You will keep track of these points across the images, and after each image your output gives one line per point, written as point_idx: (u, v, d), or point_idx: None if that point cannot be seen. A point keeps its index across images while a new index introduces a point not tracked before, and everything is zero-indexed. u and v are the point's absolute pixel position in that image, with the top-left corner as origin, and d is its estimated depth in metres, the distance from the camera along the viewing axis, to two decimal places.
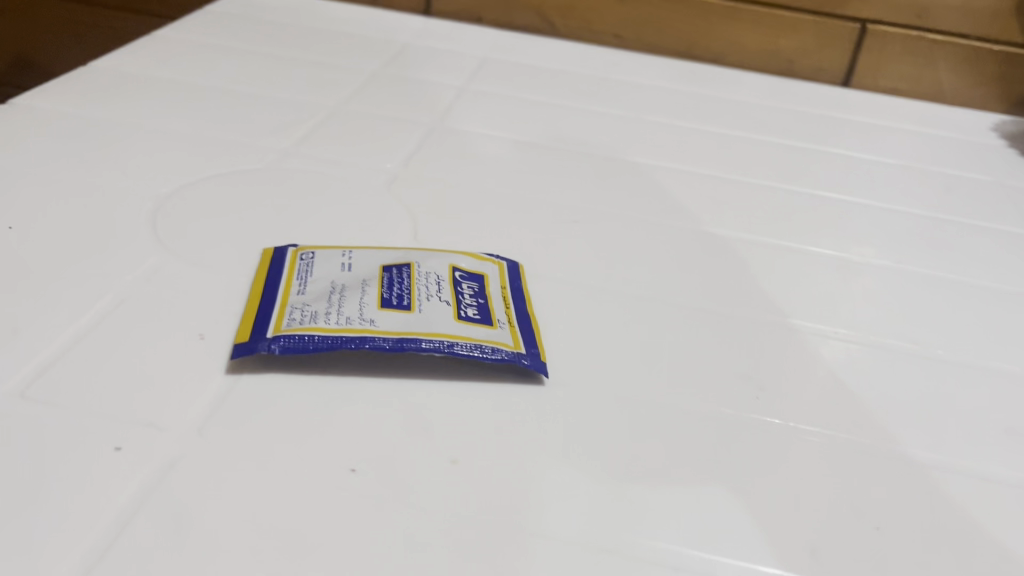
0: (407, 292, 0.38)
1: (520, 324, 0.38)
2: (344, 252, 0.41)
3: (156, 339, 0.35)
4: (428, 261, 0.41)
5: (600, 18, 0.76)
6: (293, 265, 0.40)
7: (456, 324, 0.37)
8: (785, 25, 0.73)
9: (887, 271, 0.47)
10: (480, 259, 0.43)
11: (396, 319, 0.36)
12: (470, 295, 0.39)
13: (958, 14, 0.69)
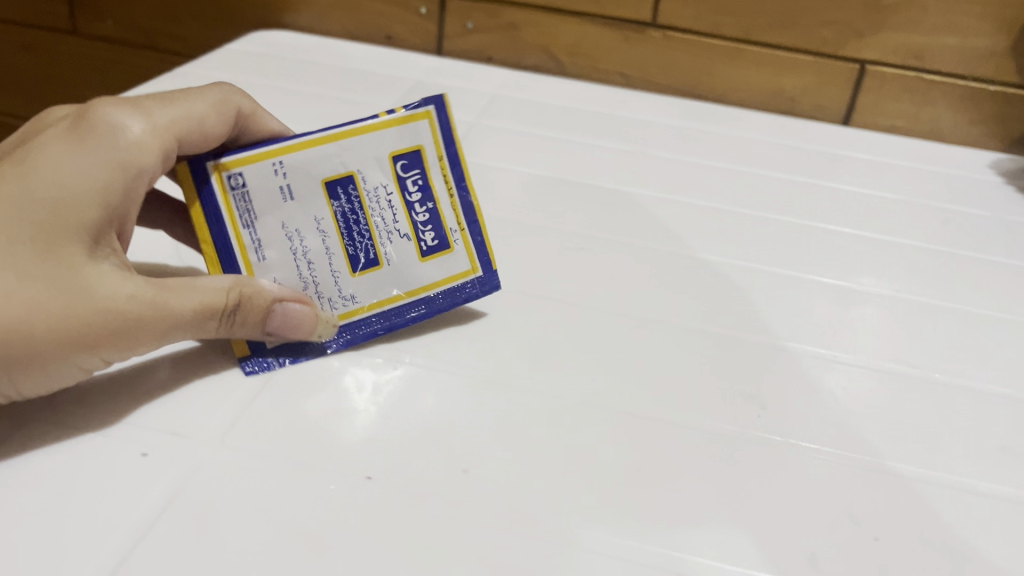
0: (368, 238, 0.40)
1: (472, 222, 0.42)
2: (273, 162, 0.38)
3: (184, 363, 0.37)
4: (367, 168, 0.40)
5: (608, 58, 0.78)
6: (227, 200, 0.38)
7: (422, 266, 0.41)
8: (787, 65, 0.75)
9: (893, 299, 0.48)
10: (405, 121, 0.40)
11: (373, 286, 0.41)
12: (424, 203, 0.41)
13: (955, 54, 0.71)
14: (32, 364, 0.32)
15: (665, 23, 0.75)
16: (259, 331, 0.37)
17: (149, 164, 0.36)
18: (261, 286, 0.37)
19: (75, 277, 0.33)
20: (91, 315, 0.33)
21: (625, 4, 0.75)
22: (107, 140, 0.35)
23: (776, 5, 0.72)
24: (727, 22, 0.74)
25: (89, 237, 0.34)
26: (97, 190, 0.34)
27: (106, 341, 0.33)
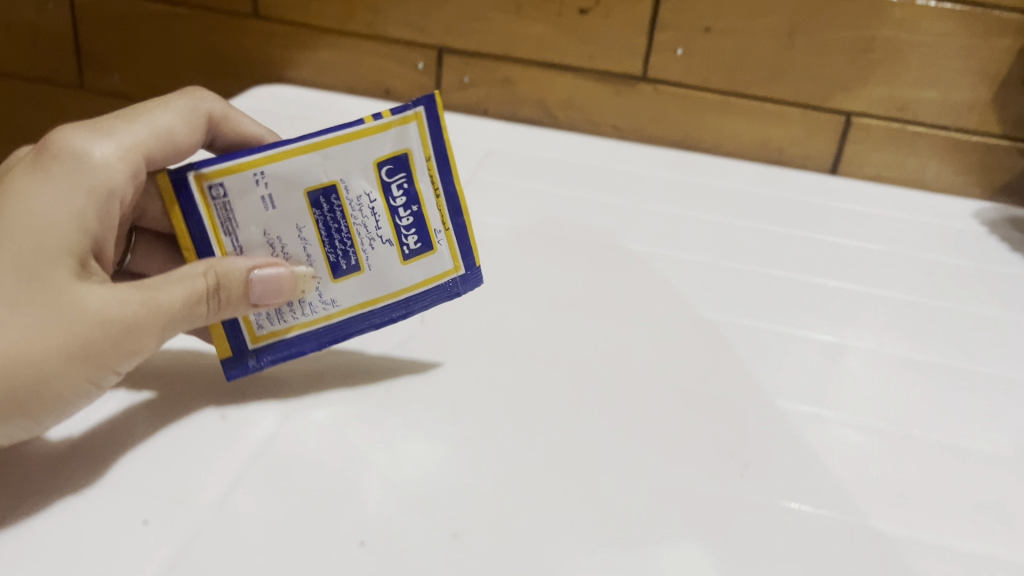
0: (350, 243, 0.43)
1: (453, 224, 0.45)
2: (255, 172, 0.41)
3: (188, 428, 0.38)
4: (350, 176, 0.43)
5: (601, 110, 0.80)
6: (209, 206, 0.41)
7: (405, 268, 0.45)
8: (775, 117, 0.77)
9: (877, 354, 0.50)
10: (392, 127, 0.43)
11: (355, 289, 0.44)
12: (405, 206, 0.44)
13: (937, 106, 0.73)
14: (47, 389, 0.35)
15: (655, 76, 0.77)
16: (244, 303, 0.40)
17: (116, 182, 0.39)
18: (234, 261, 0.39)
19: (69, 296, 0.35)
20: (82, 328, 0.35)
21: (617, 59, 0.77)
22: (70, 167, 0.38)
23: (762, 59, 0.75)
24: (715, 76, 0.76)
25: (74, 258, 0.37)
26: (68, 212, 0.37)
27: (104, 351, 0.36)
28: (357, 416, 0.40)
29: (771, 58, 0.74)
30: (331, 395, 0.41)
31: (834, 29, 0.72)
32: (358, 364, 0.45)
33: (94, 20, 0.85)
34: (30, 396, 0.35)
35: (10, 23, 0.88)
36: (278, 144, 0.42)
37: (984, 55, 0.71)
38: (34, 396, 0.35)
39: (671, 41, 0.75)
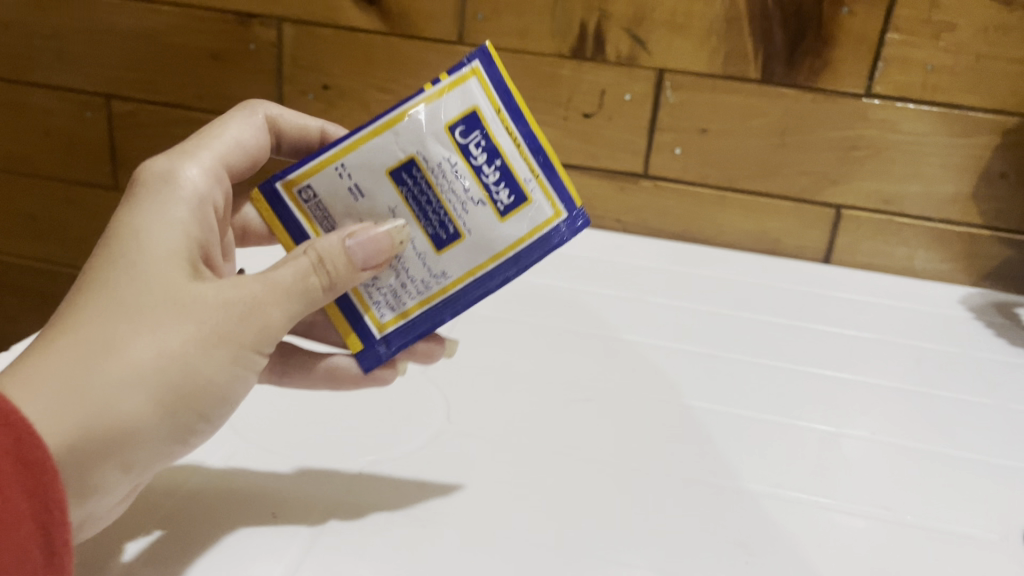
0: (445, 214, 0.45)
1: (542, 169, 0.45)
2: (337, 165, 0.45)
3: (244, 527, 0.44)
4: (425, 145, 0.44)
5: (605, 205, 0.85)
6: (304, 210, 0.47)
7: (505, 225, 0.45)
8: (769, 210, 0.82)
9: (872, 442, 0.53)
10: (455, 87, 0.44)
11: (459, 257, 0.46)
12: (488, 162, 0.44)
13: (921, 199, 0.78)
14: (198, 381, 0.39)
15: (656, 174, 0.83)
16: (354, 268, 0.43)
17: (201, 188, 0.44)
18: (328, 237, 0.43)
19: (191, 288, 0.39)
20: (207, 316, 0.39)
21: (620, 157, 0.83)
22: (154, 187, 0.43)
23: (756, 157, 0.80)
24: (712, 173, 0.81)
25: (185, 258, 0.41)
26: (168, 220, 0.42)
27: (236, 332, 0.40)
28: (393, 530, 0.44)
29: (764, 156, 0.80)
30: (372, 500, 0.46)
31: (821, 128, 0.78)
32: (394, 463, 0.49)
33: (129, 125, 0.91)
34: (184, 391, 0.39)
35: (50, 128, 0.93)
36: (349, 135, 0.45)
37: (962, 151, 0.76)
38: (189, 391, 0.39)
39: (670, 141, 0.81)
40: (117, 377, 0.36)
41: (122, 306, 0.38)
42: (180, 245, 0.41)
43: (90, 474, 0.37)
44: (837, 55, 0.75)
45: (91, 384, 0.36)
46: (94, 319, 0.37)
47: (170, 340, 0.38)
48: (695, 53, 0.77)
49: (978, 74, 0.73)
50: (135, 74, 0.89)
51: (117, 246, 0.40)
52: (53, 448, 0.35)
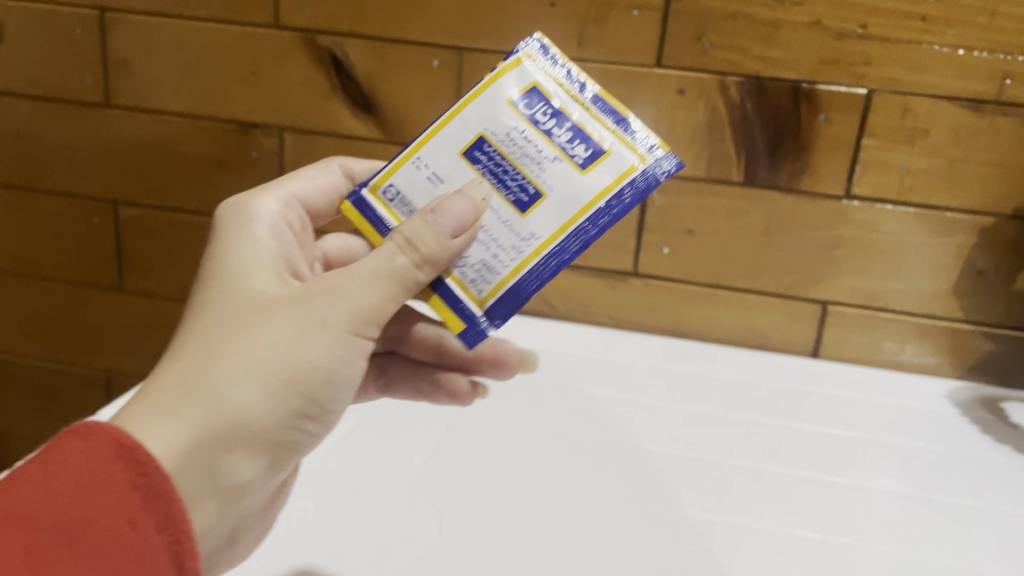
0: (525, 178, 0.48)
1: (615, 126, 0.49)
2: (416, 159, 0.50)
3: None
4: (494, 120, 0.49)
5: (596, 302, 0.87)
6: (389, 207, 0.51)
7: (587, 176, 0.48)
8: (757, 305, 0.84)
9: (860, 552, 0.54)
10: (512, 69, 0.50)
11: (546, 216, 0.48)
12: (558, 125, 0.49)
13: (904, 295, 0.80)
14: (304, 365, 0.44)
15: (645, 272, 0.85)
16: (444, 237, 0.47)
17: (271, 212, 0.51)
18: (412, 220, 0.47)
19: (281, 295, 0.45)
20: (295, 310, 0.44)
21: (610, 257, 0.85)
22: (235, 221, 0.50)
23: (742, 255, 0.82)
24: (699, 271, 0.84)
25: (269, 275, 0.47)
26: (252, 246, 0.48)
27: (331, 319, 0.45)
28: None
29: (749, 255, 0.82)
30: None
31: (804, 228, 0.80)
32: None
33: (135, 229, 0.94)
34: (294, 375, 0.44)
35: (58, 232, 0.96)
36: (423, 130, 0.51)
37: (942, 250, 0.78)
38: (298, 372, 0.44)
39: (658, 241, 0.83)
40: (222, 372, 0.41)
41: (220, 317, 0.44)
42: (267, 263, 0.48)
43: (225, 463, 0.42)
44: (814, 159, 0.78)
45: (206, 382, 0.41)
46: (197, 333, 0.43)
47: (267, 338, 0.43)
48: (679, 158, 0.80)
49: (951, 176, 0.76)
50: (142, 181, 0.92)
51: (209, 276, 0.47)
52: (184, 435, 0.40)
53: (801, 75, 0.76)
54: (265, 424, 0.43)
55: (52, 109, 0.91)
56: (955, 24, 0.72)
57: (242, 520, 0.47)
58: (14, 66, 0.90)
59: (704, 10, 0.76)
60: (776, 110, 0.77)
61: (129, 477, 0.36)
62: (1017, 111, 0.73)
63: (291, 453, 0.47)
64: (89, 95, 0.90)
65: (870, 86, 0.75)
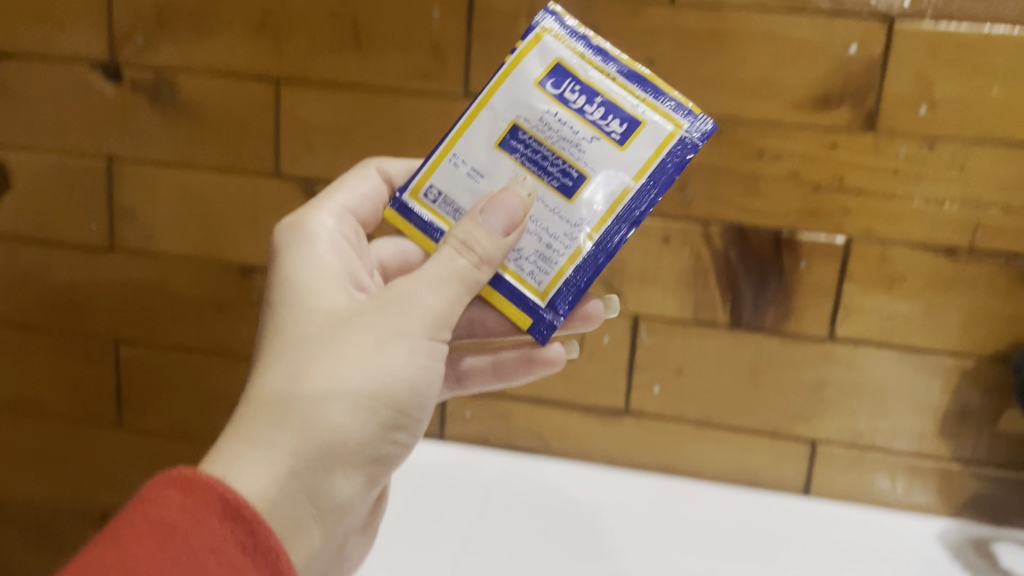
0: (568, 163, 0.56)
1: (643, 95, 0.57)
2: (454, 157, 0.58)
3: None
4: (525, 107, 0.57)
5: (589, 440, 0.88)
6: (436, 207, 0.59)
7: (625, 150, 0.56)
8: (747, 443, 0.85)
9: None
10: (536, 51, 0.57)
11: (591, 197, 0.56)
12: (588, 101, 0.56)
13: (892, 434, 0.82)
14: (387, 376, 0.51)
15: (636, 411, 0.86)
16: (496, 235, 0.54)
17: (326, 225, 0.59)
18: (463, 222, 0.54)
19: (355, 309, 0.52)
20: (370, 324, 0.51)
21: (601, 396, 0.86)
22: (298, 236, 0.57)
23: (731, 395, 0.84)
24: (689, 410, 0.85)
25: (338, 288, 0.54)
26: (319, 261, 0.56)
27: (404, 325, 0.52)
28: None
29: (738, 395, 0.84)
30: None
31: (790, 368, 0.82)
32: None
33: (137, 367, 0.96)
34: (380, 387, 0.51)
35: (58, 370, 0.98)
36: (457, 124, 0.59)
37: (926, 391, 0.80)
38: (382, 386, 0.51)
39: (648, 380, 0.85)
40: (315, 388, 0.49)
41: (302, 333, 0.51)
42: (338, 277, 0.55)
43: (325, 475, 0.49)
44: (798, 303, 0.80)
45: (298, 405, 0.48)
46: (285, 352, 0.51)
47: (349, 352, 0.50)
48: (666, 301, 0.83)
49: (932, 320, 0.78)
50: (143, 320, 0.94)
51: (286, 292, 0.54)
52: (285, 455, 0.48)
53: (781, 222, 0.79)
54: (360, 428, 0.50)
55: (55, 252, 0.94)
56: (924, 177, 0.75)
57: (347, 524, 0.54)
58: (19, 212, 0.93)
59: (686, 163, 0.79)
60: (759, 256, 0.80)
61: (236, 535, 0.44)
62: (991, 259, 0.76)
63: (386, 458, 0.54)
64: (94, 239, 0.92)
65: (848, 234, 0.78)
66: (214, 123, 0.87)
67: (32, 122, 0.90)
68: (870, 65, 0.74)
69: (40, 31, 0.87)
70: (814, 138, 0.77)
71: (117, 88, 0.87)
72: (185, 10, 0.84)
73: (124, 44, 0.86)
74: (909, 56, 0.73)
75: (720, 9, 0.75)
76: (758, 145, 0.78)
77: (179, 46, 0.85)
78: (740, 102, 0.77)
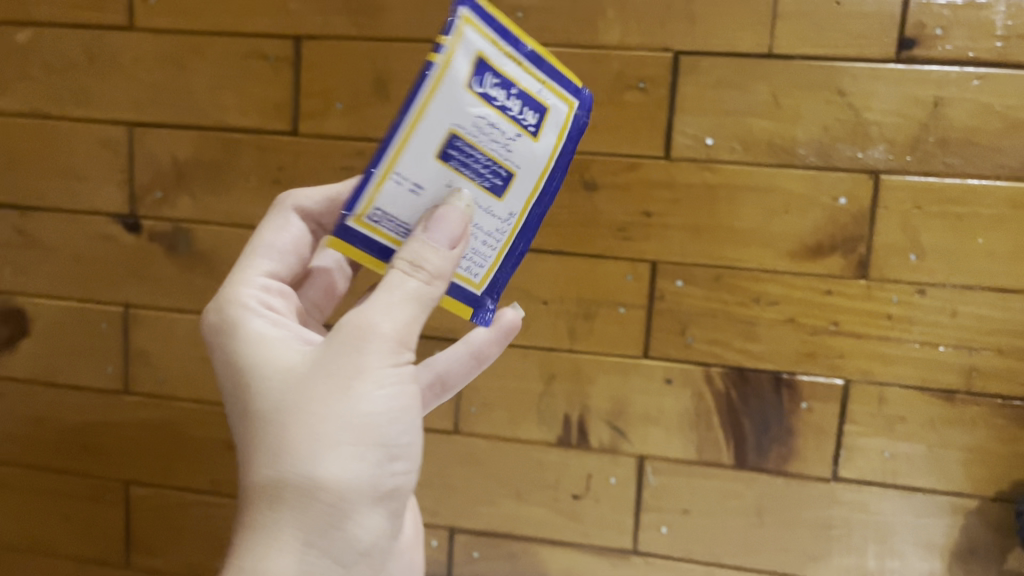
0: (498, 164, 0.50)
1: (542, 74, 0.50)
2: (394, 177, 0.48)
3: None
4: (457, 112, 0.47)
5: None
6: (372, 229, 0.50)
7: (541, 140, 0.51)
8: None
9: None
10: (455, 44, 0.46)
11: (518, 191, 0.52)
12: (507, 94, 0.48)
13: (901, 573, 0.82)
14: (361, 417, 0.47)
15: (645, 551, 0.87)
16: (446, 249, 0.48)
17: (246, 295, 0.54)
18: (410, 243, 0.48)
19: (308, 364, 0.49)
20: (326, 377, 0.47)
21: (609, 536, 0.87)
22: (227, 316, 0.53)
23: (738, 535, 0.84)
24: (698, 550, 0.85)
25: (279, 352, 0.51)
26: (256, 334, 0.52)
27: (362, 366, 0.47)
28: None
29: (745, 535, 0.84)
30: None
31: (797, 508, 0.83)
32: None
33: (146, 507, 0.97)
34: (359, 430, 0.47)
35: (69, 510, 0.99)
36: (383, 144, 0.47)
37: (932, 529, 0.81)
38: (359, 427, 0.47)
39: (656, 520, 0.86)
40: (299, 463, 0.46)
41: (264, 410, 0.48)
42: (284, 338, 0.52)
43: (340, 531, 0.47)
44: (800, 444, 0.82)
45: (284, 478, 0.46)
46: (258, 436, 0.48)
47: (311, 412, 0.47)
48: (671, 442, 0.84)
49: (933, 459, 0.80)
50: (155, 462, 0.96)
51: (239, 374, 0.51)
52: (292, 529, 0.46)
53: (780, 365, 0.81)
54: (361, 476, 0.47)
55: (69, 396, 0.96)
56: (918, 321, 0.78)
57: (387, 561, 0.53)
58: (36, 357, 0.96)
59: (685, 308, 0.81)
60: (760, 397, 0.81)
61: None
62: (988, 399, 0.78)
63: (400, 489, 0.51)
64: (109, 383, 0.95)
65: (845, 376, 0.80)
66: (227, 270, 0.89)
67: (52, 272, 0.94)
68: (859, 215, 0.77)
69: (64, 187, 0.92)
70: (809, 284, 0.79)
71: (136, 239, 0.91)
72: (203, 166, 0.88)
73: (143, 198, 0.90)
74: (896, 206, 0.76)
75: (712, 163, 0.79)
76: (755, 291, 0.80)
77: (196, 198, 0.89)
78: (735, 250, 0.79)
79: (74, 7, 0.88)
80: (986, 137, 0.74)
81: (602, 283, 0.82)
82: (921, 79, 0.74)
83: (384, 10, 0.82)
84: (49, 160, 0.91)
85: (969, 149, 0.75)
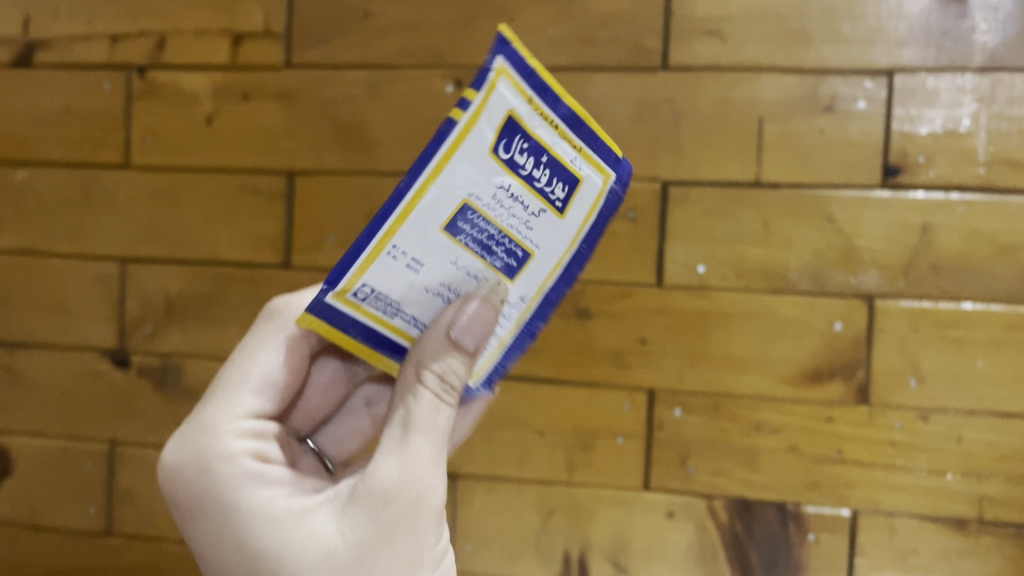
0: (509, 239, 0.46)
1: (584, 145, 0.46)
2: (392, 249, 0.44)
3: None
4: (477, 182, 0.43)
5: None
6: (348, 301, 0.46)
7: (566, 213, 0.47)
8: None
9: None
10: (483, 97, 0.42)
11: (533, 273, 0.48)
12: (545, 175, 0.45)
13: None
14: None
15: None
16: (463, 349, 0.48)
17: (247, 463, 0.50)
18: (437, 339, 0.48)
19: (355, 554, 0.46)
20: (384, 563, 0.46)
21: None
22: (225, 488, 0.48)
23: None
24: None
25: (304, 533, 0.47)
26: (267, 507, 0.48)
27: (417, 549, 0.48)
28: None
29: None
30: None
31: None
32: None
33: None
34: None
35: None
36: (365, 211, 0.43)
37: None
38: None
39: None
40: None
41: None
42: (303, 507, 0.48)
43: None
44: None
45: None
46: None
47: None
48: None
49: None
50: None
51: (258, 564, 0.47)
52: None
53: (784, 496, 0.78)
54: None
55: (50, 538, 0.93)
56: (924, 448, 0.76)
57: None
58: (19, 499, 0.93)
59: (685, 438, 0.79)
60: (765, 530, 0.79)
61: None
62: (1000, 529, 0.75)
63: None
64: (91, 525, 0.91)
65: (852, 507, 0.77)
66: None
67: (38, 409, 0.92)
68: (856, 340, 0.76)
69: (54, 323, 0.91)
70: (810, 412, 0.77)
71: (125, 374, 0.90)
72: (195, 301, 0.88)
73: (134, 333, 0.89)
74: (893, 332, 0.76)
75: (705, 291, 0.78)
76: (754, 419, 0.78)
77: (187, 333, 0.88)
78: (733, 377, 0.78)
79: (72, 144, 0.90)
80: (977, 261, 0.74)
81: (599, 413, 0.81)
82: (908, 205, 0.75)
83: (377, 145, 0.84)
84: (40, 297, 0.91)
85: (961, 273, 0.75)
